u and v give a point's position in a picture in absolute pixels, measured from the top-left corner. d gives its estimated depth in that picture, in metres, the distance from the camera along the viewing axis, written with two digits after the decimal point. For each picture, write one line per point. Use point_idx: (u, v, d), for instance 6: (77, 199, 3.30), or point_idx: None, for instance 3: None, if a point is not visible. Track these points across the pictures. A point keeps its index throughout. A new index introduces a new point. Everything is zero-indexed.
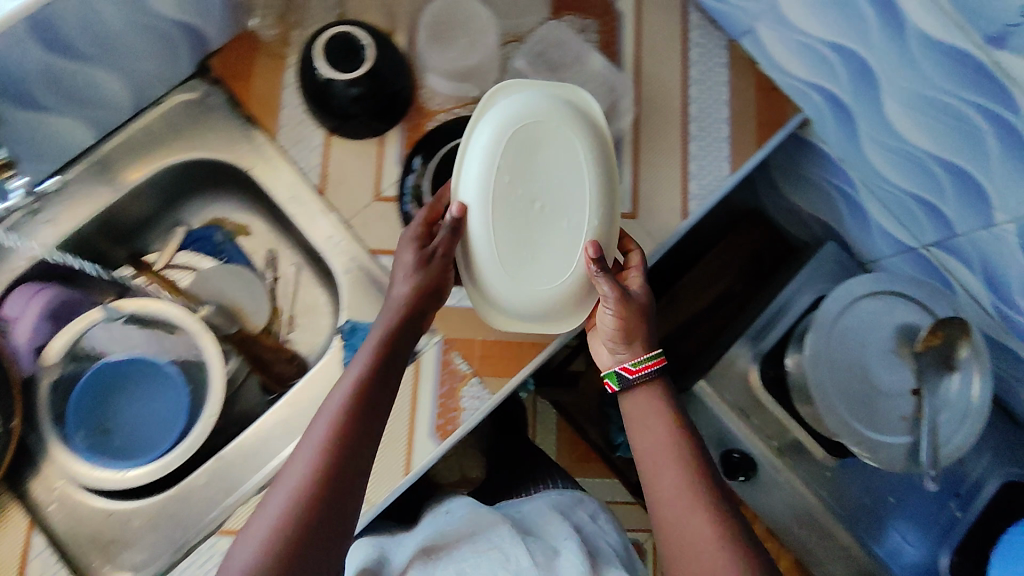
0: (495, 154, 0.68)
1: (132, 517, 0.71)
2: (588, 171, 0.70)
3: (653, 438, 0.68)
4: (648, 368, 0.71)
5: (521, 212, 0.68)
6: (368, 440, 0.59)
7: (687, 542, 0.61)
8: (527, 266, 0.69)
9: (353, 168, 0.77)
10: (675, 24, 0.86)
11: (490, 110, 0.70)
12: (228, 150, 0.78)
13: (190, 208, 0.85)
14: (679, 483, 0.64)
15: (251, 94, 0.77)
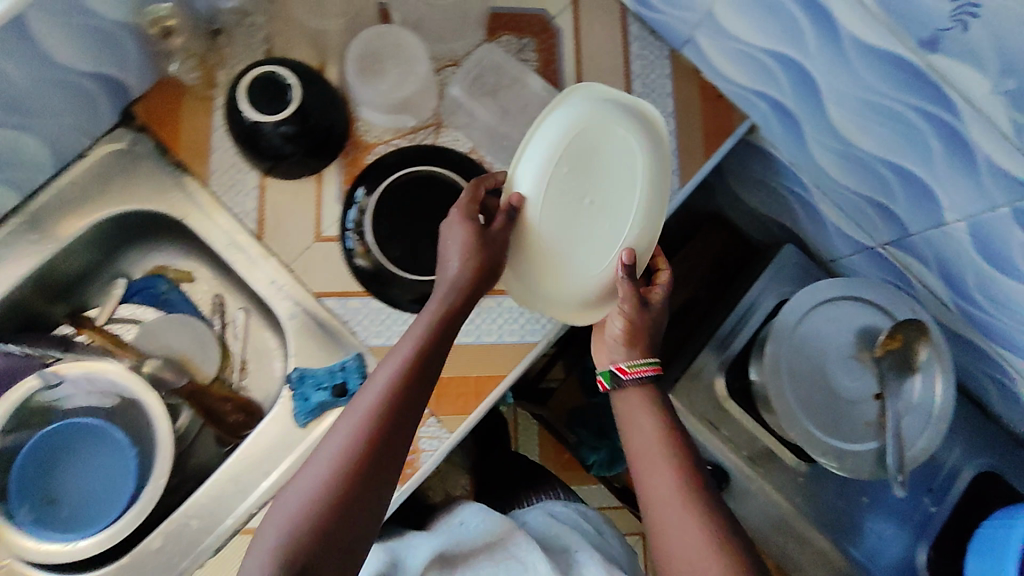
0: (556, 147, 0.68)
1: None
2: (640, 182, 0.71)
3: (645, 441, 0.64)
4: (641, 372, 0.67)
5: (574, 205, 0.69)
6: (392, 451, 0.58)
7: (682, 558, 0.57)
8: (568, 257, 0.69)
9: (292, 209, 0.75)
10: (615, 37, 0.84)
11: (555, 102, 0.69)
12: (160, 200, 0.75)
13: (130, 259, 0.82)
14: (672, 492, 0.60)
15: (179, 140, 0.74)
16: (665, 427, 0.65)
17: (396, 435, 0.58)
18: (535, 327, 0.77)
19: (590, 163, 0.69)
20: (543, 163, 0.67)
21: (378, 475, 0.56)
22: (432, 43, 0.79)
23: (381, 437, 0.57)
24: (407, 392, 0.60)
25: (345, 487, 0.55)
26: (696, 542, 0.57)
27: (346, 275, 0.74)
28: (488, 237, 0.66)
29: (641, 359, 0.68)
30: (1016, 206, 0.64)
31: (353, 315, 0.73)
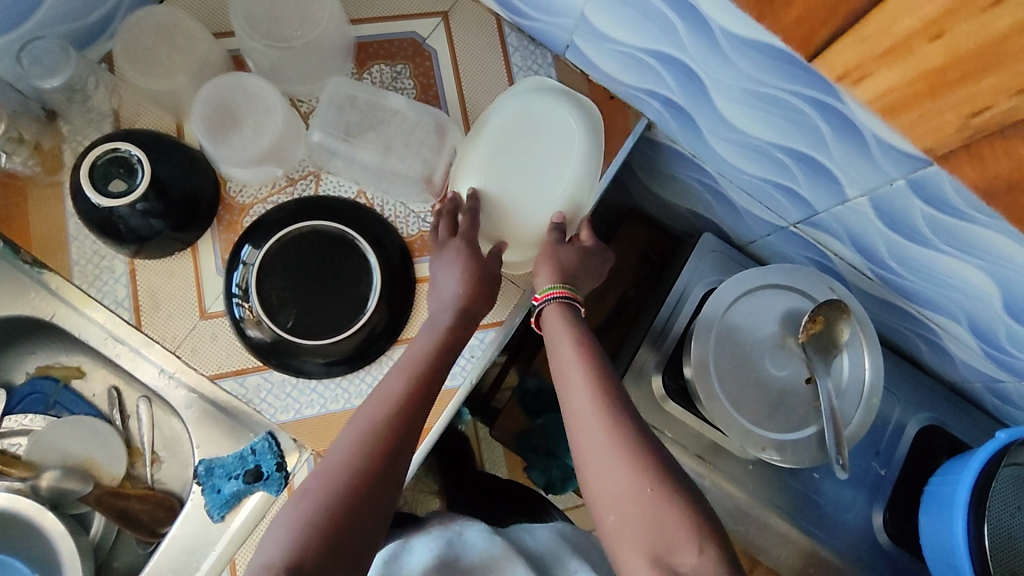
0: (498, 133, 0.71)
1: None
2: (576, 160, 0.71)
3: (564, 361, 0.63)
4: (550, 295, 0.68)
5: (514, 180, 0.71)
6: (396, 471, 0.56)
7: (601, 469, 0.56)
8: (506, 226, 0.72)
9: (170, 290, 0.69)
10: (495, 50, 0.81)
11: (501, 95, 0.73)
12: (21, 303, 0.70)
13: (7, 365, 0.75)
14: (591, 405, 0.59)
15: (31, 234, 0.69)
16: (580, 345, 0.64)
17: (402, 451, 0.57)
18: (454, 370, 0.74)
19: (531, 157, 0.71)
20: (482, 159, 0.71)
21: (390, 476, 0.55)
22: (295, 85, 0.76)
23: (394, 440, 0.57)
24: (416, 398, 0.60)
25: (354, 485, 0.53)
26: (612, 453, 0.56)
27: (241, 351, 0.68)
28: (485, 270, 0.70)
29: (551, 283, 0.69)
30: (911, 177, 0.61)
31: (255, 393, 0.68)
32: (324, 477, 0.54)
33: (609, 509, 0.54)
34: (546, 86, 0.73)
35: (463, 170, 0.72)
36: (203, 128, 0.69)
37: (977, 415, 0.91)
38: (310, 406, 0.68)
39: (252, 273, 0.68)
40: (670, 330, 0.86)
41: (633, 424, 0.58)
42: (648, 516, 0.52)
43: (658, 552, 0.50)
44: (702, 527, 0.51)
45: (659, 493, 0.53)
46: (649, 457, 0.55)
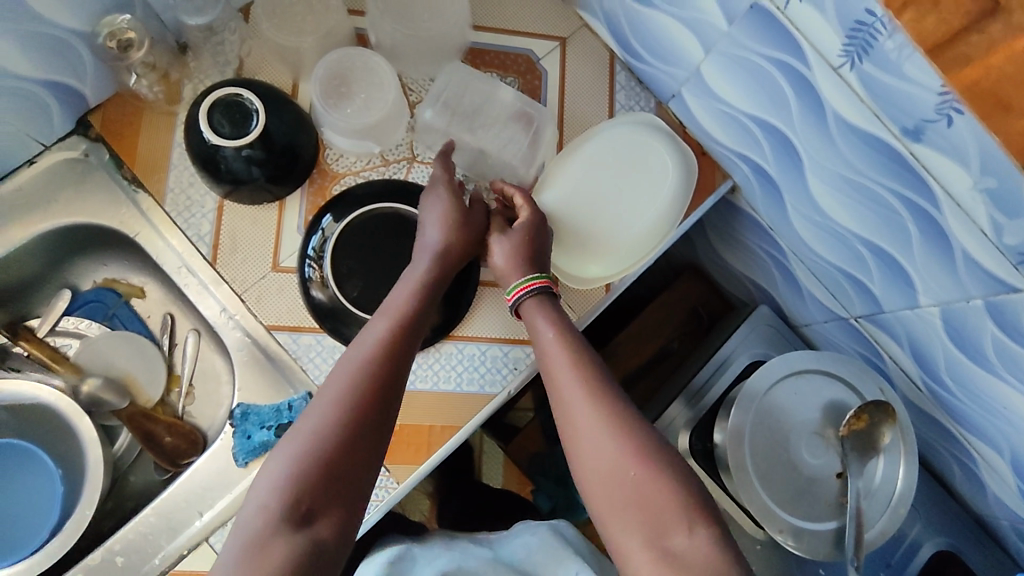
0: (596, 147, 0.76)
1: None
2: (660, 201, 0.76)
3: (546, 346, 0.60)
4: (530, 286, 0.64)
5: (599, 192, 0.75)
6: (385, 415, 0.54)
7: (586, 447, 0.54)
8: (582, 235, 0.74)
9: (251, 233, 0.72)
10: (601, 83, 0.83)
11: (607, 121, 0.78)
12: (111, 215, 0.73)
13: (79, 270, 0.79)
14: (579, 383, 0.57)
15: (137, 153, 0.72)
16: (562, 331, 0.61)
17: (390, 395, 0.55)
18: (495, 377, 0.72)
19: (615, 182, 0.76)
20: (576, 170, 0.76)
21: (378, 423, 0.53)
22: (408, 69, 0.78)
23: (382, 383, 0.55)
24: (401, 344, 0.58)
25: (346, 425, 0.52)
26: (601, 430, 0.54)
27: (301, 309, 0.70)
28: (466, 214, 0.67)
29: (525, 276, 0.65)
30: (991, 299, 0.61)
31: (305, 351, 0.70)
32: (314, 417, 0.52)
33: (593, 483, 0.53)
34: (643, 127, 0.78)
35: (556, 172, 0.76)
36: (320, 91, 0.72)
37: (994, 551, 0.89)
38: None
39: (331, 241, 0.71)
40: (707, 393, 0.86)
41: (623, 403, 0.56)
42: (634, 493, 0.51)
43: (646, 532, 0.50)
44: (696, 507, 0.51)
45: (649, 472, 0.52)
46: (642, 433, 0.54)
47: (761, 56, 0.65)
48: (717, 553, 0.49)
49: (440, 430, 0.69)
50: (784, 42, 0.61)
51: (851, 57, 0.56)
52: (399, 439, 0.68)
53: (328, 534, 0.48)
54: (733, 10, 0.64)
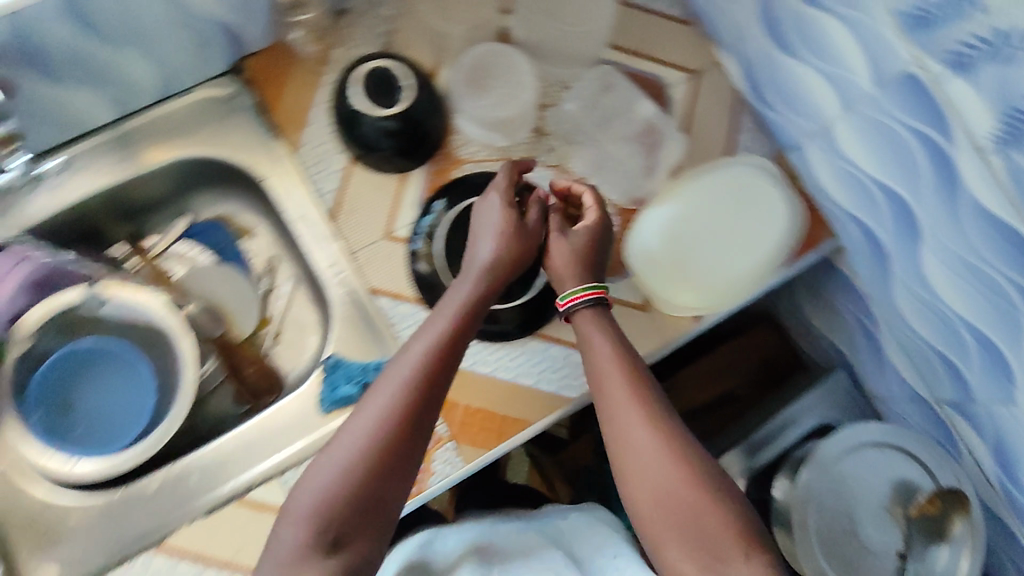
0: (698, 185, 0.76)
1: (69, 513, 0.64)
2: (765, 246, 0.75)
3: (604, 363, 0.62)
4: (585, 296, 0.65)
5: (709, 226, 0.76)
6: (417, 440, 0.57)
7: (638, 472, 0.57)
8: (688, 263, 0.75)
9: (371, 198, 0.74)
10: (727, 119, 0.82)
11: (718, 161, 0.78)
12: (245, 156, 0.76)
13: (199, 201, 0.83)
14: (634, 417, 0.59)
15: (281, 103, 0.75)
16: (618, 349, 0.63)
17: (424, 421, 0.57)
18: (574, 382, 0.72)
19: (715, 223, 0.76)
20: (690, 199, 0.76)
21: (410, 451, 0.56)
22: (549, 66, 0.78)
23: (415, 410, 0.57)
24: (440, 365, 0.59)
25: (376, 458, 0.55)
26: (658, 454, 0.57)
27: (404, 279, 0.72)
28: (525, 221, 0.67)
29: (579, 285, 0.66)
30: None
31: (400, 319, 0.72)
32: (348, 444, 0.55)
33: (647, 499, 0.56)
34: (744, 176, 0.77)
35: (668, 197, 0.76)
36: (462, 80, 0.77)
37: None
38: None
39: (442, 225, 0.72)
40: (772, 444, 0.85)
41: (677, 427, 0.60)
42: (692, 517, 0.55)
43: (704, 555, 0.54)
44: (752, 536, 0.54)
45: (706, 499, 0.55)
46: (698, 460, 0.57)
47: (898, 121, 0.64)
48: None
49: (512, 422, 0.70)
50: (931, 113, 0.60)
51: (1000, 140, 0.55)
52: (473, 421, 0.70)
53: (358, 556, 0.53)
54: (882, 73, 0.63)
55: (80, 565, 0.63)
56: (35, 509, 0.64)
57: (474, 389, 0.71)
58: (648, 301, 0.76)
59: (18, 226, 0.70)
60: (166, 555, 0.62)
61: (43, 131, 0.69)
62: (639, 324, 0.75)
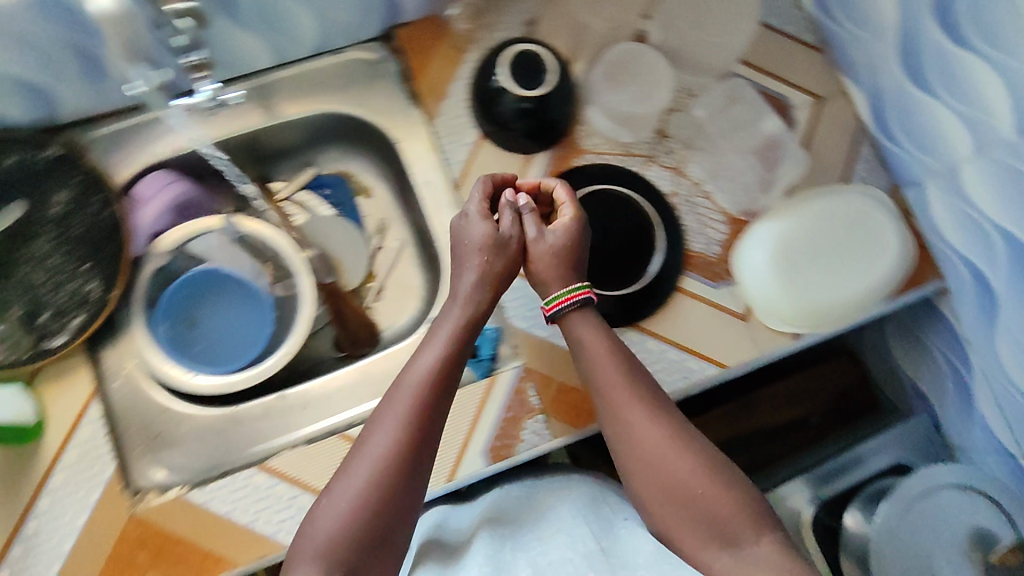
0: (801, 211, 0.77)
1: (183, 421, 0.70)
2: (874, 280, 0.76)
3: (600, 365, 0.65)
4: (573, 297, 0.67)
5: (817, 251, 0.76)
6: (425, 453, 0.58)
7: (648, 478, 0.60)
8: (798, 282, 0.75)
9: (496, 174, 0.77)
10: (846, 149, 0.83)
11: (829, 187, 0.78)
12: (382, 118, 0.80)
13: (325, 154, 0.88)
14: (639, 435, 0.61)
15: (424, 73, 0.79)
16: (611, 353, 0.65)
17: (429, 437, 0.59)
18: (668, 378, 0.74)
19: (828, 255, 0.76)
20: (806, 220, 0.76)
21: (420, 464, 0.57)
22: (684, 73, 0.80)
23: (420, 426, 0.58)
24: (441, 383, 0.61)
25: (382, 483, 0.55)
26: (665, 450, 0.60)
27: None
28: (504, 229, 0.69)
29: (563, 287, 0.68)
30: None
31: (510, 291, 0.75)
32: (358, 471, 0.56)
33: (653, 489, 0.59)
34: (836, 210, 0.77)
35: (778, 217, 0.77)
36: (600, 74, 0.79)
37: None
38: (542, 328, 0.74)
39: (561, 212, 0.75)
40: (847, 473, 0.85)
41: (676, 421, 0.62)
42: (700, 504, 0.57)
43: (717, 537, 0.56)
44: (761, 515, 0.57)
45: (712, 485, 0.58)
46: (699, 449, 0.60)
47: None
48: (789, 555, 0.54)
49: None
50: None
51: None
52: (566, 399, 0.72)
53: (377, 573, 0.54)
54: None
55: (188, 470, 0.68)
56: (153, 413, 0.70)
57: (569, 368, 0.73)
58: (749, 311, 0.76)
59: (169, 149, 0.76)
60: (268, 474, 0.66)
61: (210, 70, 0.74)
62: (736, 333, 0.76)
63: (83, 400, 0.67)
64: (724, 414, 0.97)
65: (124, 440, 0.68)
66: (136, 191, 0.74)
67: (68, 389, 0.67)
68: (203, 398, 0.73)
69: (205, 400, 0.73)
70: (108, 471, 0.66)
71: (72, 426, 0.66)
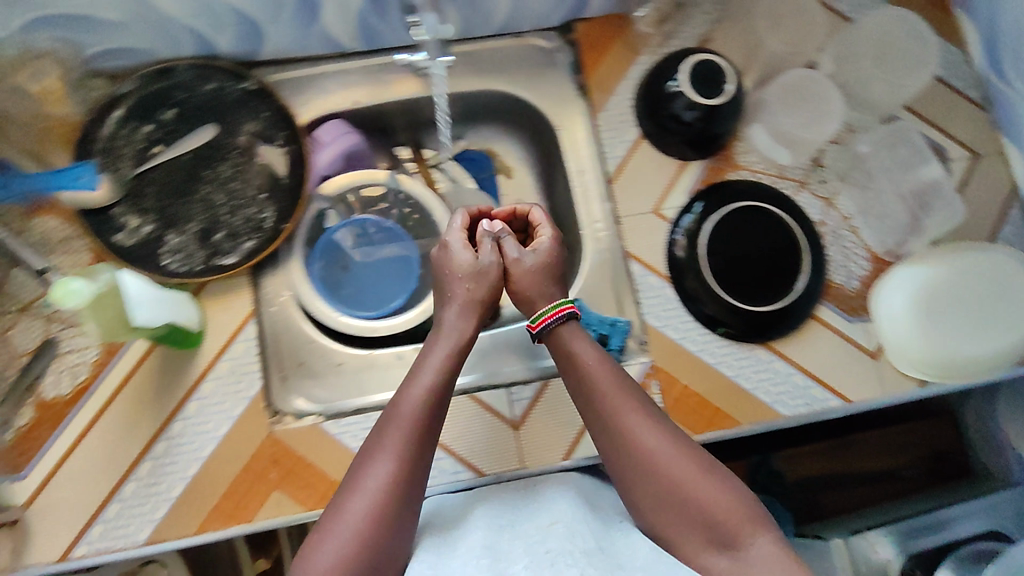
0: (948, 261, 0.76)
1: (329, 355, 0.75)
2: (1017, 339, 0.73)
3: (595, 374, 0.60)
4: (560, 311, 0.65)
5: (962, 303, 0.75)
6: (416, 475, 0.55)
7: (646, 492, 0.56)
8: (939, 330, 0.74)
9: (651, 174, 0.79)
10: (997, 203, 0.80)
11: (983, 242, 0.77)
12: (546, 105, 0.83)
13: (473, 130, 0.88)
14: (632, 458, 0.57)
15: (597, 68, 0.81)
16: (599, 362, 0.61)
17: (420, 462, 0.56)
18: (789, 401, 0.75)
19: (977, 308, 0.74)
20: (955, 270, 0.75)
21: (412, 490, 0.54)
22: (851, 108, 0.81)
23: (411, 454, 0.55)
24: (431, 409, 0.58)
25: (377, 520, 0.52)
26: (661, 461, 0.56)
27: (659, 253, 0.77)
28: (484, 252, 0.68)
29: (548, 304, 0.66)
30: None
31: (647, 290, 0.76)
32: (350, 508, 0.52)
33: (651, 495, 0.55)
34: (976, 266, 0.75)
35: (926, 264, 0.76)
36: (772, 93, 0.80)
37: None
38: (675, 329, 0.75)
39: (707, 225, 0.76)
40: (941, 532, 0.87)
41: (667, 422, 0.59)
42: (701, 508, 0.53)
43: (716, 539, 0.53)
44: (758, 514, 0.53)
45: (712, 486, 0.54)
46: (693, 449, 0.57)
47: None
48: (789, 555, 0.51)
49: (724, 418, 0.74)
50: None
51: None
52: (688, 402, 0.74)
53: None
54: None
55: (326, 402, 0.73)
56: (302, 341, 0.75)
57: (694, 373, 0.75)
58: (877, 350, 0.77)
59: (347, 103, 0.80)
60: None
61: (401, 33, 0.77)
62: (864, 369, 0.76)
63: (241, 318, 0.71)
64: (822, 449, 0.94)
65: (270, 363, 0.73)
66: (318, 134, 0.79)
67: (226, 305, 0.71)
68: (343, 337, 0.78)
69: (345, 339, 0.78)
70: (254, 389, 0.70)
71: (228, 339, 0.71)
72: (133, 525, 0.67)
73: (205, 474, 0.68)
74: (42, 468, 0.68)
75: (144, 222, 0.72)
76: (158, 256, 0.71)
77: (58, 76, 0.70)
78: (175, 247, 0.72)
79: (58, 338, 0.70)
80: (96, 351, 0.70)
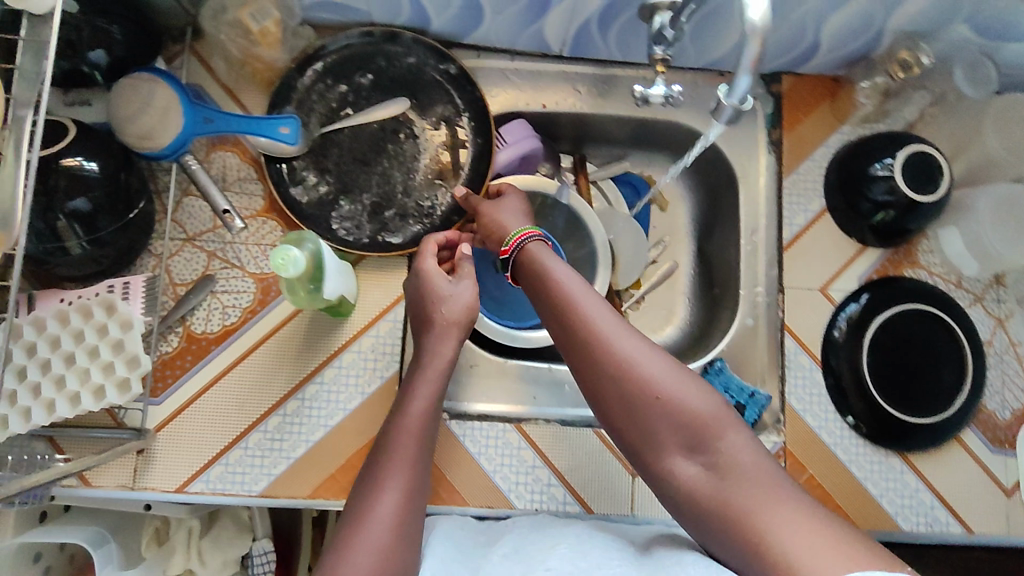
0: None
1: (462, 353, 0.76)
2: None
3: (565, 284, 0.59)
4: (525, 234, 0.63)
5: None
6: (417, 497, 0.55)
7: (614, 404, 0.55)
8: None
9: (826, 251, 0.76)
10: None
11: None
12: (735, 152, 0.79)
13: (643, 157, 0.87)
14: (599, 370, 0.55)
15: (797, 128, 0.78)
16: (565, 274, 0.60)
17: (420, 484, 0.56)
18: (911, 516, 0.72)
19: None
20: None
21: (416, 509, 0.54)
22: None
23: (414, 478, 0.55)
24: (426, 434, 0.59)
25: (394, 540, 0.51)
26: (631, 376, 0.54)
27: (815, 334, 0.75)
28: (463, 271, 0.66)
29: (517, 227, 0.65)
30: None
31: (794, 368, 0.74)
32: (365, 531, 0.51)
33: (623, 411, 0.55)
34: None
35: None
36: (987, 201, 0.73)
37: None
38: (813, 416, 0.73)
39: (873, 320, 0.73)
40: None
41: (637, 332, 0.57)
42: (671, 412, 0.54)
43: (690, 445, 0.54)
44: (728, 415, 0.55)
45: (679, 400, 0.54)
46: (663, 356, 0.56)
47: None
48: (757, 454, 0.53)
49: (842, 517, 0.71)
50: None
51: None
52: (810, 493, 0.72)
53: None
54: None
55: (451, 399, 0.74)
56: None
57: (824, 464, 0.72)
58: (1009, 486, 0.73)
59: (539, 105, 0.78)
60: (520, 436, 0.72)
61: (614, 48, 0.75)
62: (994, 502, 0.73)
63: (394, 299, 0.72)
64: None
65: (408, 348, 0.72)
66: (504, 132, 0.77)
67: (381, 283, 0.72)
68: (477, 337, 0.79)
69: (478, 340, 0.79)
70: (390, 371, 0.70)
71: (376, 316, 0.71)
72: (250, 475, 0.67)
73: (325, 443, 0.69)
74: (175, 399, 0.68)
75: (321, 182, 0.72)
76: (328, 219, 0.71)
77: (276, 19, 0.69)
78: (345, 215, 0.71)
79: (217, 276, 0.70)
80: (249, 298, 0.70)
